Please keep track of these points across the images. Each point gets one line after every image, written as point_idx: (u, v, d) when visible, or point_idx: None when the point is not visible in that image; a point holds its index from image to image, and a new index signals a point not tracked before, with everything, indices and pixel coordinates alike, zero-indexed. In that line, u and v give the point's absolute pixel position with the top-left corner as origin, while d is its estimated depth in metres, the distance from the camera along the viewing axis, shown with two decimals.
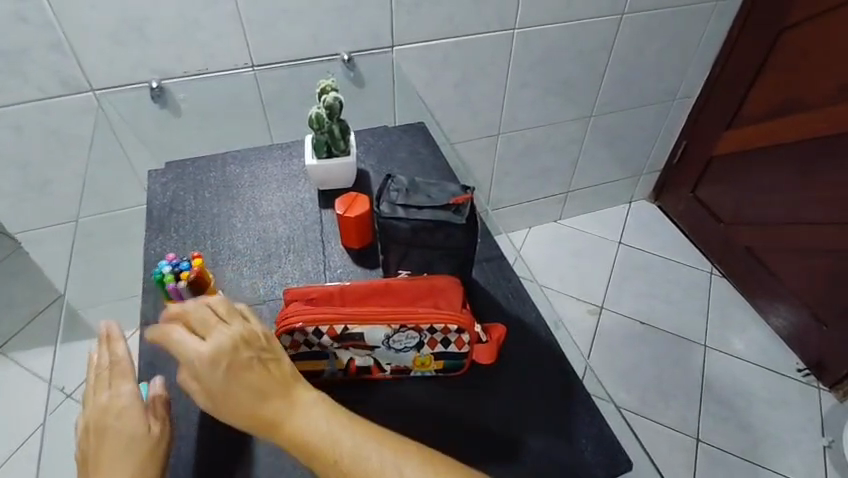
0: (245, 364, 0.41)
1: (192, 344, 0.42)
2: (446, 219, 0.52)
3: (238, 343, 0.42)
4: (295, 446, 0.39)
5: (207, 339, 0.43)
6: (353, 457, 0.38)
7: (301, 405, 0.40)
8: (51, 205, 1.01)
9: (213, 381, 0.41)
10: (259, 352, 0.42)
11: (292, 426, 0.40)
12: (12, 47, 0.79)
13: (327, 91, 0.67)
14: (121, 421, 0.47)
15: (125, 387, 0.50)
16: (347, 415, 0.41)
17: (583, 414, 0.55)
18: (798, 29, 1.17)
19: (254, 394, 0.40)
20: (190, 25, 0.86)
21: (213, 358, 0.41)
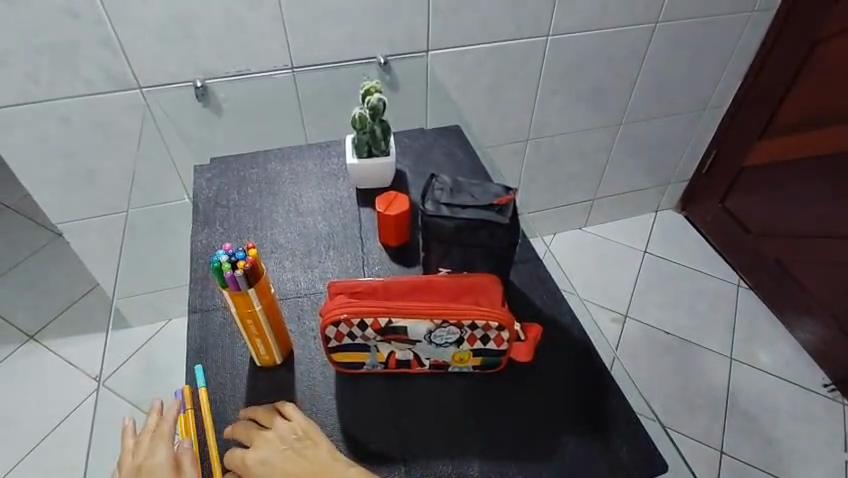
0: (284, 459, 0.48)
1: (238, 452, 0.50)
2: (488, 218, 0.54)
3: (277, 445, 0.49)
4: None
5: (252, 449, 0.50)
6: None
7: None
8: (95, 196, 1.05)
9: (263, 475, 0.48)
10: (296, 449, 0.49)
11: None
12: (67, 43, 0.83)
13: (371, 92, 0.69)
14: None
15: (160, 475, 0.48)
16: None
17: (620, 416, 0.55)
18: (834, 41, 1.16)
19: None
20: (234, 25, 0.89)
21: (261, 459, 0.49)
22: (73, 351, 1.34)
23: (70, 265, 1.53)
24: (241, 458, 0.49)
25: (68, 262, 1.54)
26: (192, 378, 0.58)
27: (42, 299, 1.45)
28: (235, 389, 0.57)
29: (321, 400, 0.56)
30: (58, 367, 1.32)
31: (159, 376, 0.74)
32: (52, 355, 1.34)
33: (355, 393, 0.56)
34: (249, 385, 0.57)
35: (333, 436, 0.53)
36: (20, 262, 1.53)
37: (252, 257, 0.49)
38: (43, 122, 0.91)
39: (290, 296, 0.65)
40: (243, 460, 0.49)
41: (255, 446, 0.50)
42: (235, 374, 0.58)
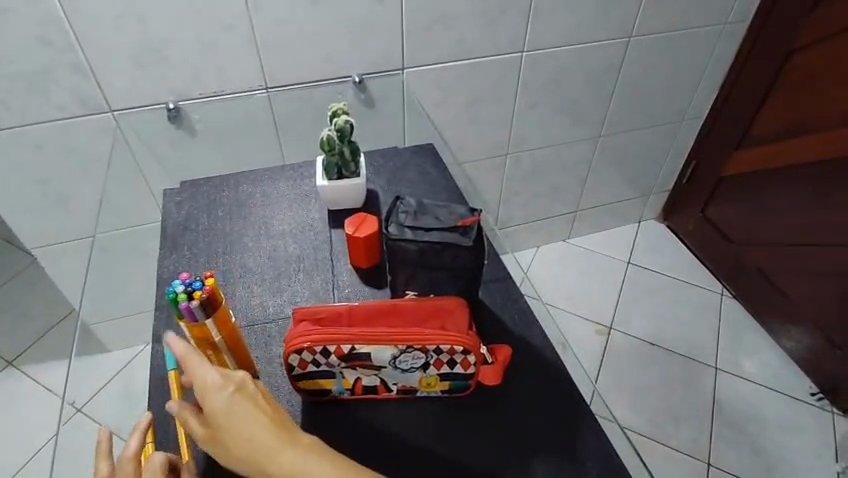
0: (252, 397, 0.41)
1: (202, 373, 0.42)
2: (452, 240, 0.54)
3: (246, 382, 0.42)
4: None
5: (217, 374, 0.42)
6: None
7: (300, 448, 0.39)
8: (67, 219, 1.04)
9: (216, 402, 0.40)
10: (267, 394, 0.42)
11: (287, 467, 0.38)
12: (38, 69, 0.83)
13: (338, 114, 0.69)
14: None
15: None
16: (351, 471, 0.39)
17: (590, 437, 0.55)
18: (809, 52, 1.17)
19: (255, 430, 0.39)
20: (207, 47, 0.89)
21: (222, 384, 0.41)
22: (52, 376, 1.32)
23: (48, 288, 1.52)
24: (203, 382, 0.41)
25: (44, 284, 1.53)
26: (157, 409, 0.57)
27: (20, 324, 1.44)
28: None
29: None
30: (40, 392, 1.29)
31: (129, 404, 0.72)
32: (28, 380, 1.32)
33: (321, 419, 0.55)
34: None
35: None
36: None
37: (209, 286, 0.48)
38: (14, 147, 0.90)
39: (257, 322, 0.64)
40: (203, 384, 0.41)
41: (221, 373, 0.42)
42: None
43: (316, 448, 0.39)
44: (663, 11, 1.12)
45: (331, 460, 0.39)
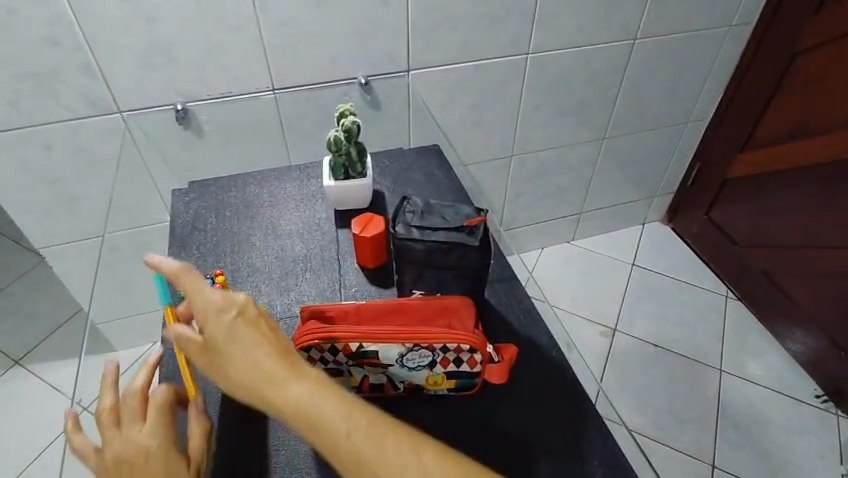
0: (253, 325, 0.43)
1: (202, 299, 0.44)
2: (459, 240, 0.54)
3: (247, 309, 0.44)
4: (295, 416, 0.38)
5: (217, 299, 0.44)
6: (353, 446, 0.36)
7: (301, 380, 0.39)
8: (75, 220, 1.05)
9: (217, 328, 0.42)
10: (269, 324, 0.44)
11: (289, 397, 0.38)
12: (48, 69, 0.84)
13: (346, 115, 0.70)
14: (155, 460, 0.44)
15: (155, 421, 0.47)
16: (356, 405, 0.38)
17: (596, 437, 0.55)
18: (813, 54, 1.18)
19: (259, 356, 0.40)
20: (214, 49, 0.90)
21: (221, 310, 0.43)
22: (59, 376, 1.33)
23: (55, 288, 1.53)
24: (204, 306, 0.44)
25: (51, 284, 1.54)
26: None
27: (27, 323, 1.44)
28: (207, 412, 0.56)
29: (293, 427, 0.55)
30: (48, 391, 1.30)
31: None
32: (34, 379, 1.33)
33: None
34: (220, 412, 0.56)
35: (305, 460, 0.52)
36: (4, 287, 1.53)
37: None
38: (23, 147, 0.91)
39: None
40: (205, 310, 0.43)
41: (223, 298, 0.44)
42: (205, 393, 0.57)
43: (319, 380, 0.40)
44: (667, 13, 1.13)
45: (334, 392, 0.39)
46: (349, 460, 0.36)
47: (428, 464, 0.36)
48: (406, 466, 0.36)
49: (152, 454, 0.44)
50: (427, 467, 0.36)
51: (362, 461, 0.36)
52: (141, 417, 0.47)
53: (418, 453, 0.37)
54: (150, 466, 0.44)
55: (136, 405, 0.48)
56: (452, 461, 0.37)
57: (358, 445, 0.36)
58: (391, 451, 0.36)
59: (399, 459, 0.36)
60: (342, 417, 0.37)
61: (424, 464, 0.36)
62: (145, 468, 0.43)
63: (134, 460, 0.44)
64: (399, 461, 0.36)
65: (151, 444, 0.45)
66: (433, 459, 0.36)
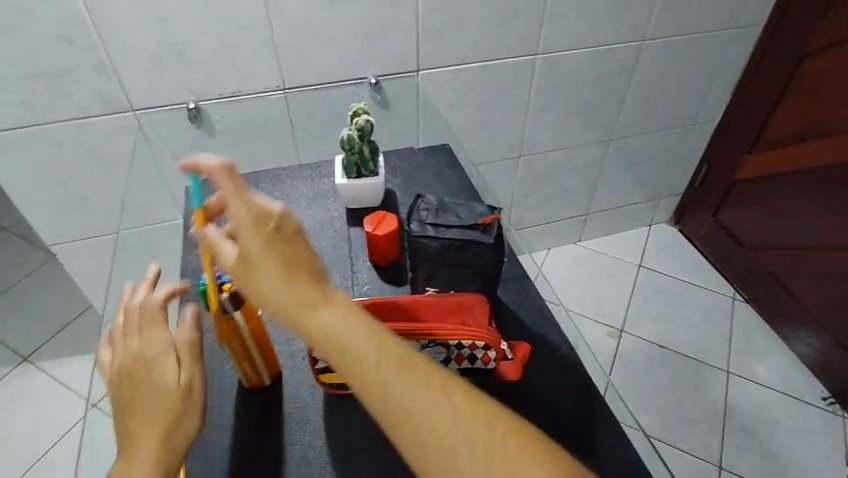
0: (285, 242, 0.40)
1: (239, 208, 0.42)
2: (473, 237, 0.54)
3: (281, 222, 0.41)
4: (323, 343, 0.36)
5: (253, 209, 0.42)
6: (379, 379, 0.34)
7: (333, 307, 0.37)
8: (87, 218, 1.05)
9: (252, 243, 0.40)
10: (304, 240, 0.41)
11: (318, 323, 0.37)
12: (61, 68, 0.84)
13: (359, 114, 0.70)
14: (155, 373, 0.43)
15: (158, 334, 0.46)
16: (386, 338, 0.36)
17: (609, 438, 0.55)
18: (822, 56, 1.17)
19: (290, 274, 0.39)
20: (226, 49, 0.90)
21: (258, 224, 0.41)
22: (68, 373, 1.34)
23: (64, 286, 1.54)
24: (237, 216, 0.42)
25: (61, 282, 1.55)
26: None
27: (36, 321, 1.45)
28: (222, 410, 0.56)
29: (308, 423, 0.55)
30: (57, 389, 1.31)
31: None
32: (43, 376, 1.34)
33: (344, 412, 0.56)
34: (236, 406, 0.56)
35: (322, 459, 0.52)
36: (14, 284, 1.54)
37: None
38: (36, 145, 0.92)
39: None
40: (237, 219, 0.42)
41: (256, 209, 0.42)
42: (221, 391, 0.57)
43: (352, 310, 0.38)
44: (675, 15, 1.13)
45: (365, 324, 0.37)
46: (376, 395, 0.34)
47: (458, 406, 0.34)
48: (434, 408, 0.33)
49: (153, 364, 0.43)
50: (457, 409, 0.34)
51: (388, 397, 0.34)
52: (144, 327, 0.46)
53: (450, 395, 0.34)
54: (149, 377, 0.43)
55: (139, 317, 0.46)
56: (484, 406, 0.34)
57: (385, 381, 0.34)
58: (419, 391, 0.34)
59: (427, 398, 0.34)
60: (371, 349, 0.35)
61: (454, 404, 0.34)
62: (143, 378, 0.42)
63: (134, 371, 0.43)
64: (427, 401, 0.33)
65: (152, 355, 0.44)
66: (464, 401, 0.34)
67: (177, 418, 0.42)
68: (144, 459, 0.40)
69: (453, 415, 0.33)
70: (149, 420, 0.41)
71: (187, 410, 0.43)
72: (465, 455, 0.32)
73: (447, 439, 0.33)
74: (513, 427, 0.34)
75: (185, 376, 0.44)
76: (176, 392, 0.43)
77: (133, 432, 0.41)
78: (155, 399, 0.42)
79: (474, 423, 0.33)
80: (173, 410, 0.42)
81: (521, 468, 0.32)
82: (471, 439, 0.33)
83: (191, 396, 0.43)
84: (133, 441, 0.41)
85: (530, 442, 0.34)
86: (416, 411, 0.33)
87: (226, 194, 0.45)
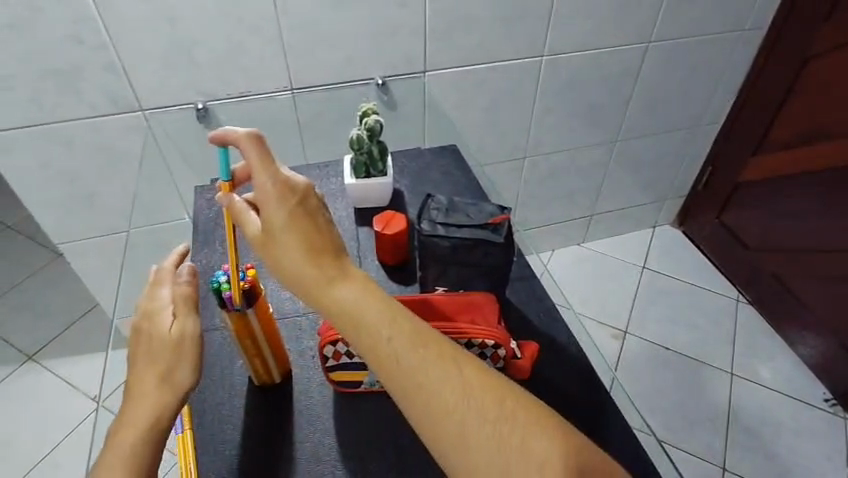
0: (308, 217, 0.43)
1: (264, 178, 0.44)
2: (484, 237, 0.55)
3: (305, 197, 0.44)
4: (343, 317, 0.39)
5: (278, 179, 0.44)
6: (396, 353, 0.37)
7: (352, 284, 0.40)
8: (95, 217, 1.06)
9: (277, 214, 0.42)
10: (325, 215, 0.44)
11: (338, 297, 0.39)
12: (71, 67, 0.85)
13: (368, 114, 0.71)
14: (155, 325, 0.48)
15: (165, 292, 0.50)
16: (402, 314, 0.39)
17: (617, 438, 0.55)
18: (826, 58, 1.18)
19: (311, 248, 0.41)
20: (234, 49, 0.91)
21: (284, 198, 0.43)
22: (74, 372, 1.34)
23: (70, 285, 1.55)
24: (263, 186, 0.43)
25: (67, 281, 1.56)
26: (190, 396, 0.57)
27: (42, 320, 1.46)
28: (233, 409, 0.56)
29: (319, 421, 0.55)
30: (63, 387, 1.31)
31: None
32: (49, 375, 1.34)
33: (354, 411, 0.56)
34: (247, 404, 0.56)
35: (332, 457, 0.52)
36: (20, 283, 1.55)
37: (251, 277, 0.52)
38: (46, 144, 0.92)
39: (288, 316, 0.65)
40: (261, 189, 0.43)
41: (281, 180, 0.44)
42: (232, 389, 0.58)
43: (369, 287, 0.40)
44: (680, 17, 1.13)
45: (383, 301, 0.39)
46: (392, 369, 0.37)
47: (470, 382, 0.36)
48: (447, 383, 0.36)
49: (156, 321, 0.48)
50: (469, 384, 0.36)
51: (403, 370, 0.36)
52: (156, 289, 0.51)
53: (462, 371, 0.37)
54: (150, 329, 0.47)
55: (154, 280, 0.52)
56: (495, 383, 0.37)
57: (401, 355, 0.37)
58: (433, 366, 0.36)
59: (440, 373, 0.36)
60: (389, 325, 0.38)
61: (466, 380, 0.36)
62: (145, 330, 0.47)
63: (141, 325, 0.48)
64: (440, 375, 0.36)
65: (156, 309, 0.49)
66: (475, 377, 0.37)
67: (171, 366, 0.46)
68: (141, 401, 0.44)
69: (465, 390, 0.36)
70: (146, 366, 0.46)
71: (180, 360, 0.46)
72: (475, 428, 0.35)
73: (458, 412, 0.35)
74: (523, 403, 0.36)
75: (179, 326, 0.48)
76: (171, 342, 0.47)
77: (133, 378, 0.45)
78: (153, 349, 0.46)
79: (485, 398, 0.35)
80: (168, 357, 0.46)
81: (530, 441, 0.34)
82: (481, 414, 0.35)
83: (185, 345, 0.47)
84: (133, 385, 0.45)
85: (538, 418, 0.36)
86: (429, 385, 0.36)
87: (250, 159, 0.45)
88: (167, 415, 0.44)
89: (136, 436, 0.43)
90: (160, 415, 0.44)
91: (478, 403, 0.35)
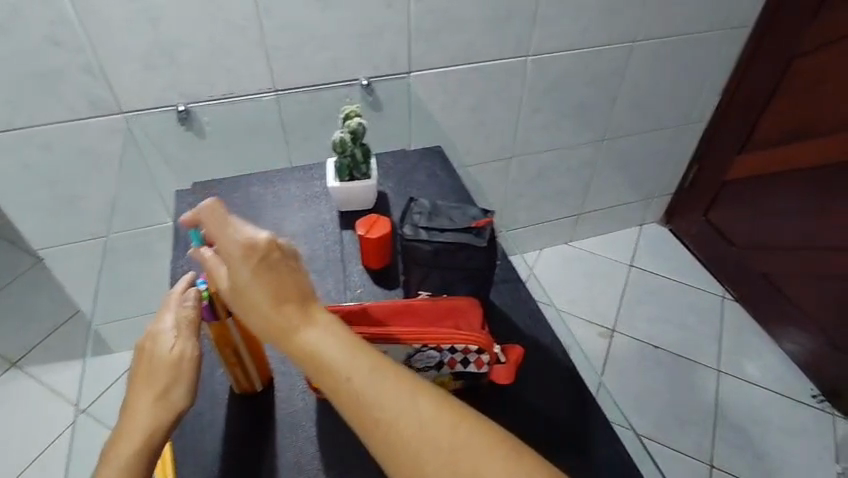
0: (273, 265, 0.43)
1: (228, 240, 0.45)
2: (466, 241, 0.54)
3: (270, 248, 0.44)
4: (307, 361, 0.39)
5: (242, 238, 0.45)
6: (355, 391, 0.36)
7: (317, 328, 0.40)
8: (77, 220, 1.04)
9: (241, 272, 0.43)
10: (292, 264, 0.44)
11: (303, 341, 0.39)
12: (49, 69, 0.83)
13: (351, 116, 0.70)
14: (157, 346, 0.46)
15: (168, 313, 0.48)
16: (366, 352, 0.39)
17: (602, 438, 0.55)
18: (811, 57, 1.19)
19: (275, 300, 0.41)
20: (217, 50, 0.90)
21: (246, 254, 0.43)
22: (58, 378, 1.32)
23: (53, 289, 1.52)
24: (230, 251, 0.44)
25: (49, 285, 1.53)
26: None
27: (25, 326, 1.44)
28: (214, 418, 0.55)
29: (302, 429, 0.54)
30: (46, 394, 1.29)
31: None
32: (33, 381, 1.32)
33: (337, 417, 0.56)
34: (228, 412, 0.55)
35: (314, 466, 0.52)
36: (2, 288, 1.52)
37: None
38: (24, 147, 0.90)
39: None
40: (227, 256, 0.44)
41: (245, 242, 0.44)
42: (213, 398, 0.56)
43: (337, 329, 0.40)
44: (665, 17, 1.14)
45: (348, 341, 0.39)
46: (351, 408, 0.36)
47: (425, 414, 0.35)
48: (403, 414, 0.35)
49: (159, 340, 0.47)
50: (424, 417, 0.35)
51: (361, 406, 0.36)
52: (162, 314, 0.49)
53: (418, 402, 0.36)
54: (152, 349, 0.46)
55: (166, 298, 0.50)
56: (452, 413, 0.36)
57: (360, 392, 0.36)
58: (390, 400, 0.36)
59: (398, 407, 0.36)
60: (349, 366, 0.37)
61: (421, 413, 0.35)
62: (147, 349, 0.46)
63: (144, 344, 0.47)
64: (396, 410, 0.36)
65: (161, 330, 0.47)
66: (431, 408, 0.36)
67: (167, 387, 0.45)
68: (135, 421, 0.43)
69: (420, 423, 0.35)
70: (143, 386, 0.44)
71: (176, 380, 0.45)
72: (430, 458, 0.34)
73: (413, 443, 0.35)
74: (480, 433, 0.35)
75: (180, 347, 0.46)
76: (170, 363, 0.45)
77: (131, 397, 0.44)
78: (153, 369, 0.45)
79: (438, 431, 0.35)
80: (165, 378, 0.45)
81: (484, 470, 0.34)
82: (435, 444, 0.34)
83: (181, 367, 0.45)
84: (129, 403, 0.44)
85: (491, 446, 0.35)
86: (386, 419, 0.35)
87: (213, 232, 0.47)
88: (160, 436, 0.43)
89: (129, 449, 0.42)
90: (153, 435, 0.43)
91: (433, 433, 0.35)
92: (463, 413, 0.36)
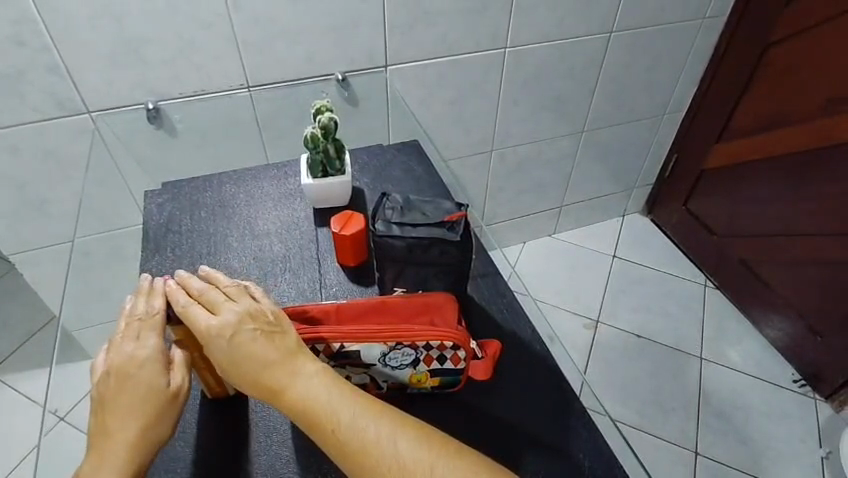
0: (250, 335, 0.45)
1: (203, 320, 0.46)
2: (439, 236, 0.54)
3: (246, 320, 0.46)
4: (297, 415, 0.42)
5: (215, 313, 0.47)
6: (341, 440, 0.40)
7: (302, 383, 0.43)
8: (47, 224, 1.01)
9: (222, 346, 0.45)
10: (269, 328, 0.46)
11: (292, 397, 0.42)
12: (12, 70, 0.80)
13: (322, 111, 0.68)
14: (139, 374, 0.45)
15: (150, 339, 0.48)
16: (348, 400, 0.42)
17: (583, 430, 0.55)
18: (784, 45, 1.19)
19: (258, 365, 0.43)
20: (187, 47, 0.87)
21: (222, 330, 0.45)
22: (34, 385, 1.29)
23: (28, 294, 1.48)
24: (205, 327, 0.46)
25: (23, 290, 1.49)
26: None
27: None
28: (186, 422, 0.54)
29: (276, 431, 0.53)
30: (23, 402, 1.26)
31: None
32: (9, 390, 1.29)
33: None
34: (200, 417, 0.54)
35: (290, 470, 0.51)
36: None
37: None
38: None
39: None
40: (204, 329, 0.46)
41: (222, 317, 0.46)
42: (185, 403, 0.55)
43: (324, 379, 0.43)
44: (642, 7, 1.14)
45: (334, 391, 0.42)
46: (341, 457, 0.40)
47: (406, 456, 0.39)
48: (386, 459, 0.39)
49: (135, 373, 0.45)
50: (406, 459, 0.39)
51: (349, 455, 0.39)
52: (143, 335, 0.48)
53: (398, 445, 0.39)
54: (133, 377, 0.45)
55: (140, 322, 0.49)
56: (429, 451, 0.39)
57: (346, 442, 0.40)
58: (374, 446, 0.39)
59: (381, 452, 0.39)
60: (335, 419, 0.41)
61: (401, 454, 0.39)
62: (131, 374, 0.45)
63: (124, 369, 0.46)
64: (380, 456, 0.39)
65: (139, 358, 0.46)
66: (410, 449, 0.39)
67: (152, 421, 0.44)
68: (113, 453, 0.42)
69: (401, 463, 0.38)
70: (125, 420, 0.43)
71: (160, 415, 0.45)
72: None
73: None
74: (456, 467, 0.39)
75: (176, 383, 0.47)
76: (152, 396, 0.45)
77: (107, 427, 0.43)
78: (133, 402, 0.44)
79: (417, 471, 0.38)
80: (152, 410, 0.44)
81: None
82: None
83: (171, 401, 0.46)
84: (111, 436, 0.43)
85: None
86: (372, 465, 0.39)
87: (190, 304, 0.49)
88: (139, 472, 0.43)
89: None
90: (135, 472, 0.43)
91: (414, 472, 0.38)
92: (441, 448, 0.40)
